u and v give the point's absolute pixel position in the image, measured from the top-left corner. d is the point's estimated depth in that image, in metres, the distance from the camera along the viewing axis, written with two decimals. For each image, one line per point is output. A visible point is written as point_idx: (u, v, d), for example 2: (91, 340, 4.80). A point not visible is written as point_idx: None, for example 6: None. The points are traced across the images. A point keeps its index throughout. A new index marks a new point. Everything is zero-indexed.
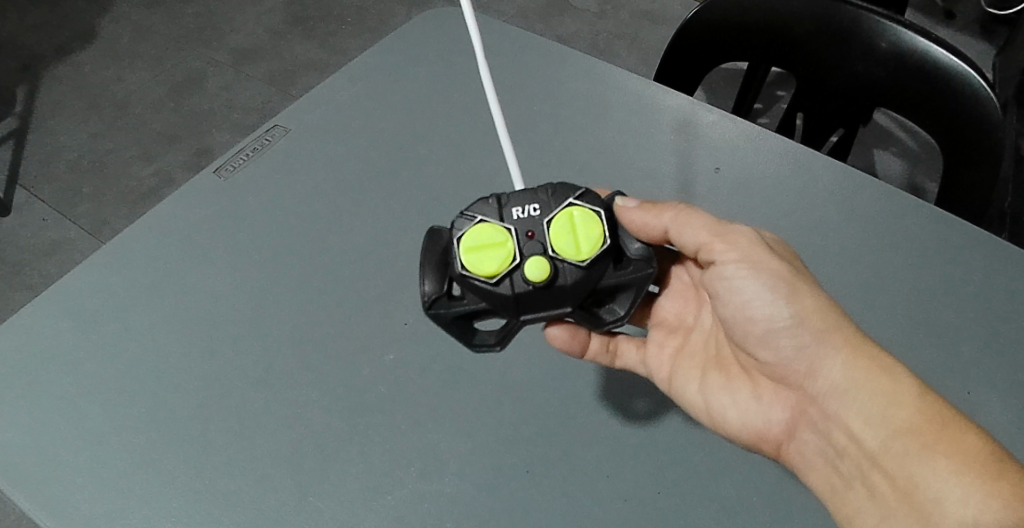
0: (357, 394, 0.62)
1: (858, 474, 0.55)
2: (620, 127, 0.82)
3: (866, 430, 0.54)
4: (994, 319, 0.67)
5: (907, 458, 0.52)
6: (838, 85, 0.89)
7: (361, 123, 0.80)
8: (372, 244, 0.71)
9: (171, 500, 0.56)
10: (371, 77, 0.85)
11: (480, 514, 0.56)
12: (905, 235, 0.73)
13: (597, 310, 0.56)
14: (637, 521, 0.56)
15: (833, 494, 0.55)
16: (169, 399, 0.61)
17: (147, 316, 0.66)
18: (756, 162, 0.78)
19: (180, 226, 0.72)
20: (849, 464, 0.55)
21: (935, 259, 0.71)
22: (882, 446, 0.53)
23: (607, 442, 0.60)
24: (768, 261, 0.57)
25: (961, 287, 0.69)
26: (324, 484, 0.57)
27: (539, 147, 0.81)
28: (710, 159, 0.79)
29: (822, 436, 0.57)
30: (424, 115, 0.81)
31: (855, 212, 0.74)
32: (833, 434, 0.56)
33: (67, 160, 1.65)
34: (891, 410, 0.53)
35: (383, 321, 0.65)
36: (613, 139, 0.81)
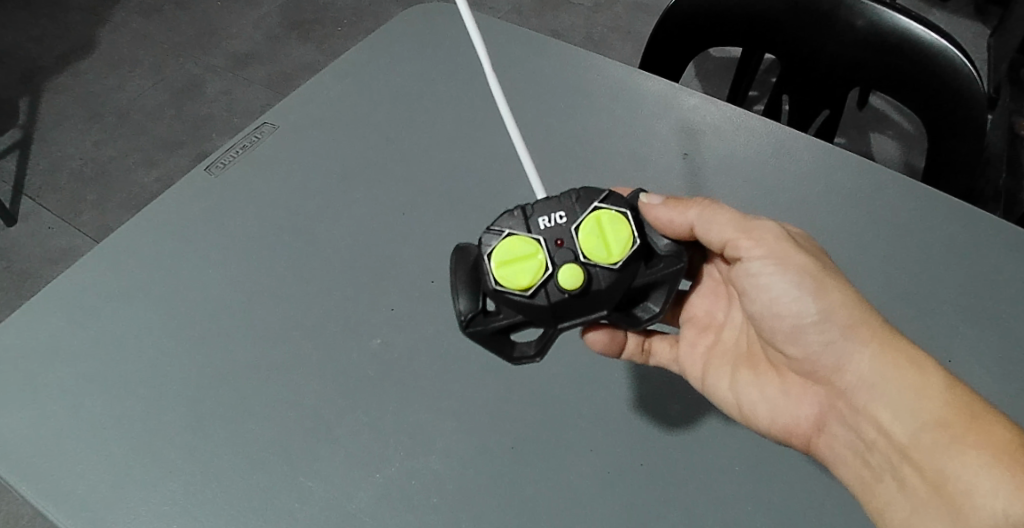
0: (346, 378, 0.63)
1: (889, 468, 0.54)
2: (600, 113, 0.83)
3: (896, 423, 0.53)
4: (973, 287, 0.68)
5: (937, 450, 0.51)
6: (815, 69, 0.90)
7: (347, 118, 0.82)
8: (361, 233, 0.72)
9: (167, 484, 0.58)
10: (358, 74, 0.87)
11: (465, 488, 0.58)
12: (883, 212, 0.73)
13: (632, 309, 0.54)
14: (619, 491, 0.58)
15: (864, 487, 0.55)
16: (167, 388, 0.63)
17: (143, 310, 0.68)
18: (736, 144, 0.79)
19: (174, 223, 0.74)
20: (879, 458, 0.54)
21: (911, 234, 0.72)
22: (912, 439, 0.52)
23: (592, 416, 0.62)
24: (797, 258, 0.55)
25: (941, 258, 0.70)
26: (316, 463, 0.59)
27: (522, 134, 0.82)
28: (683, 144, 0.80)
29: (851, 430, 0.56)
30: (409, 107, 0.83)
31: (835, 189, 0.75)
32: (863, 427, 0.55)
33: (71, 169, 1.68)
34: (919, 403, 0.52)
35: (371, 307, 0.67)
36: (593, 126, 0.82)
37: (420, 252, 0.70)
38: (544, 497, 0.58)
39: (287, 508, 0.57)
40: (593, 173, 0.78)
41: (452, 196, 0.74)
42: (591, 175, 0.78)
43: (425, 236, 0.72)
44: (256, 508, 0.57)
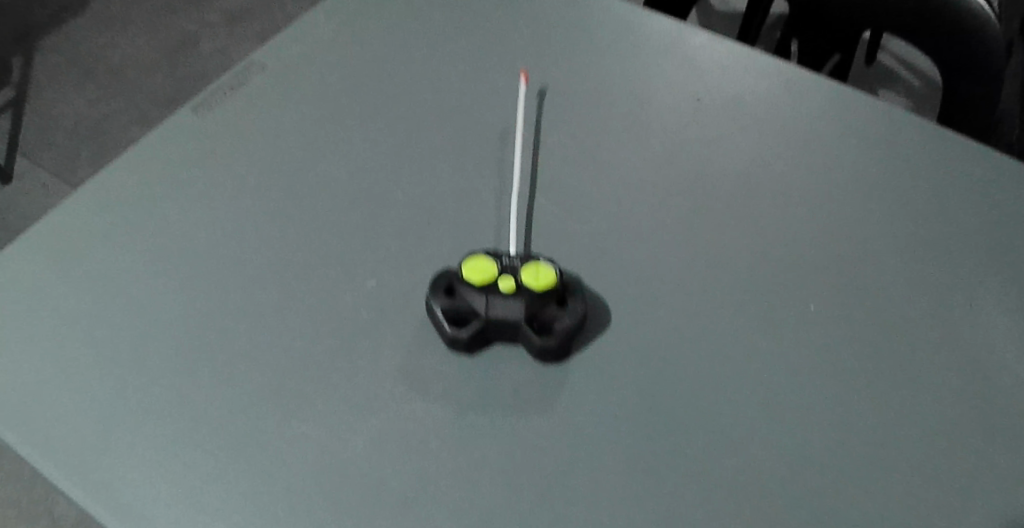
0: (337, 316, 0.56)
1: (948, 409, 0.52)
2: (607, 53, 0.78)
3: (943, 368, 0.54)
4: (1011, 226, 0.63)
5: (983, 393, 0.53)
6: (822, 14, 0.87)
7: (340, 61, 0.77)
8: (355, 175, 0.67)
9: (140, 427, 0.52)
10: (351, 16, 0.82)
11: (471, 432, 0.50)
12: (913, 148, 0.68)
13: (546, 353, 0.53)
14: (648, 433, 0.50)
15: (924, 427, 0.51)
16: (144, 326, 0.57)
17: (122, 244, 0.62)
18: (753, 82, 0.74)
19: (156, 163, 0.68)
20: (937, 401, 0.52)
21: (942, 174, 0.67)
22: (960, 381, 0.53)
23: (614, 351, 0.54)
24: (832, 216, 0.63)
25: (976, 196, 0.65)
26: (303, 405, 0.52)
27: (525, 69, 0.76)
28: (692, 86, 0.74)
29: (905, 376, 0.54)
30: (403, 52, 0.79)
31: (861, 126, 0.70)
32: (914, 371, 0.54)
33: (66, 128, 1.64)
34: (961, 346, 0.55)
35: (365, 247, 0.61)
36: (601, 65, 0.77)
37: (417, 192, 0.65)
38: (559, 439, 0.50)
39: (273, 451, 0.50)
40: (603, 111, 0.72)
41: (450, 139, 0.70)
42: (602, 113, 0.72)
43: (421, 181, 0.66)
44: (236, 454, 0.50)
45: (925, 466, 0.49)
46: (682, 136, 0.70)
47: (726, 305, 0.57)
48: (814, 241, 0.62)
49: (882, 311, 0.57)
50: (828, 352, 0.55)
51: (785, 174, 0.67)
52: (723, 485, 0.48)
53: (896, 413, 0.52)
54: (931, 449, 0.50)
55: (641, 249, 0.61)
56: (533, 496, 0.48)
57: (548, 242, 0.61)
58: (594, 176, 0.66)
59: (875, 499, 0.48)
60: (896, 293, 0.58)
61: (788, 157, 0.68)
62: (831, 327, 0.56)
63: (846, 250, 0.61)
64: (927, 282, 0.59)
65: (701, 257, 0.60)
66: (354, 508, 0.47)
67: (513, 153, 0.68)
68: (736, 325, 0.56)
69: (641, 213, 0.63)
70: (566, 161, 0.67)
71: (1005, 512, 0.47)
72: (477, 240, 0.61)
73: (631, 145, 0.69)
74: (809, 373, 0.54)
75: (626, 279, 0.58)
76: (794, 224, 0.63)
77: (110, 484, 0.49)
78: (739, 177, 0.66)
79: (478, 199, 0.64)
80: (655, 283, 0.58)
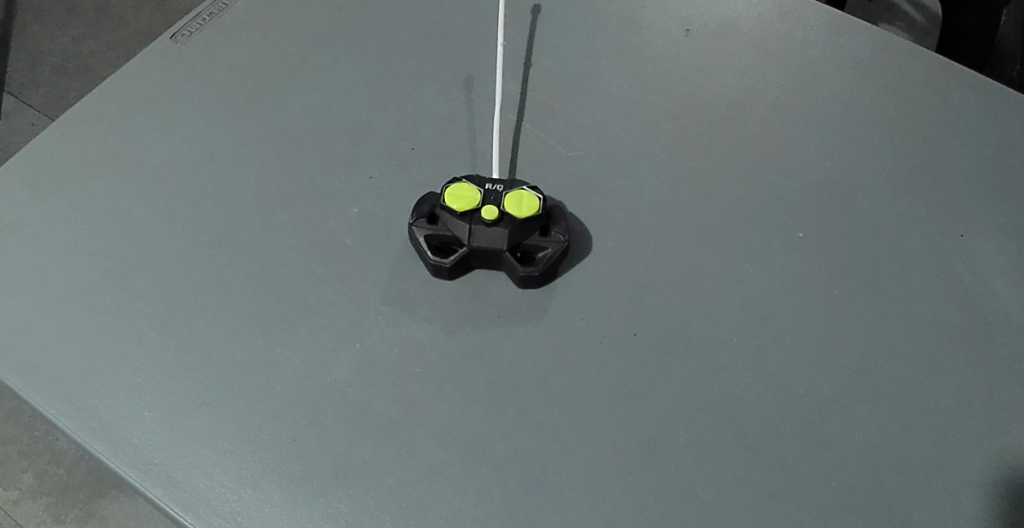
0: (320, 243, 0.53)
1: (933, 346, 0.53)
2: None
3: (933, 306, 0.54)
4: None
5: (969, 331, 0.53)
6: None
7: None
8: (333, 96, 0.61)
9: (122, 357, 0.50)
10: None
11: (459, 364, 0.49)
12: (936, 64, 0.64)
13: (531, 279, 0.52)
14: (635, 368, 0.50)
15: (908, 364, 0.52)
16: (118, 255, 0.54)
17: (89, 170, 0.58)
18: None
19: (126, 83, 0.62)
20: (923, 339, 0.53)
21: (964, 96, 0.62)
22: (948, 319, 0.54)
23: (605, 285, 0.53)
24: (841, 143, 0.60)
25: (996, 118, 0.61)
26: (288, 335, 0.50)
27: None
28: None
29: (894, 313, 0.54)
30: None
31: (882, 41, 0.65)
32: (904, 308, 0.54)
33: (52, 65, 1.59)
34: (954, 284, 0.55)
35: (347, 172, 0.56)
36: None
37: (402, 110, 0.60)
38: (548, 370, 0.50)
39: (261, 379, 0.49)
40: (607, 24, 0.66)
41: (437, 53, 0.63)
42: (605, 26, 0.66)
43: (405, 101, 0.60)
44: (222, 384, 0.49)
45: (904, 401, 0.51)
46: (692, 56, 0.64)
47: (721, 236, 0.56)
48: (818, 169, 0.59)
49: (879, 244, 0.56)
50: (822, 287, 0.54)
51: (794, 97, 0.62)
52: (708, 419, 0.49)
53: (881, 349, 0.52)
54: (912, 386, 0.51)
55: (637, 175, 0.58)
56: (518, 426, 0.48)
57: (540, 166, 0.57)
58: (593, 96, 0.61)
59: (848, 431, 0.49)
60: (895, 224, 0.57)
61: (801, 78, 0.63)
62: (825, 260, 0.55)
63: (849, 179, 0.59)
64: (928, 213, 0.58)
65: (698, 184, 0.58)
66: (344, 435, 0.47)
67: (507, 71, 0.62)
68: (731, 257, 0.55)
69: (640, 138, 0.59)
70: (563, 79, 0.62)
71: (975, 445, 0.49)
72: (467, 167, 0.57)
73: (636, 61, 0.63)
74: (800, 307, 0.53)
75: (622, 207, 0.56)
76: (798, 150, 0.60)
77: (102, 416, 0.48)
78: (747, 100, 0.62)
79: (468, 122, 0.59)
80: (651, 212, 0.56)
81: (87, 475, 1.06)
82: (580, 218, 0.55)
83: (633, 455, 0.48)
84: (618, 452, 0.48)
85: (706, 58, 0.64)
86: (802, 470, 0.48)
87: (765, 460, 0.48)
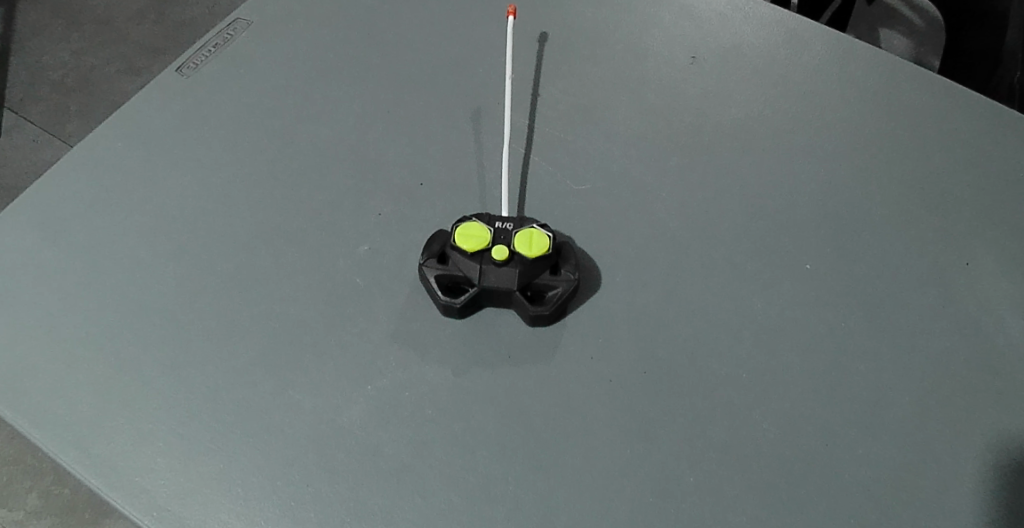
0: (330, 283, 0.53)
1: (949, 380, 0.52)
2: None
3: (946, 337, 0.54)
4: None
5: (984, 362, 0.53)
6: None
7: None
8: (341, 132, 0.61)
9: (135, 402, 0.50)
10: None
11: (469, 405, 0.49)
12: (942, 91, 0.64)
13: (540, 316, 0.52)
14: (647, 407, 0.50)
15: (923, 398, 0.51)
16: (127, 297, 0.54)
17: (98, 210, 0.58)
18: (774, 19, 0.67)
19: (135, 119, 0.62)
20: (938, 372, 0.52)
21: (970, 124, 0.62)
22: (962, 350, 0.53)
23: (615, 321, 0.53)
24: (851, 171, 0.60)
25: (1002, 144, 0.61)
26: (299, 377, 0.50)
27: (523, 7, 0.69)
28: (705, 27, 0.67)
29: (908, 346, 0.53)
30: None
31: (887, 67, 0.65)
32: (919, 340, 0.53)
33: (54, 81, 1.58)
34: (968, 314, 0.54)
35: (355, 208, 0.57)
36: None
37: (409, 145, 0.60)
38: (558, 410, 0.49)
39: (272, 423, 0.49)
40: (613, 54, 0.66)
41: (443, 87, 0.63)
42: (610, 56, 0.66)
43: (413, 136, 0.60)
44: (234, 428, 0.49)
45: (915, 436, 0.50)
46: (699, 85, 0.64)
47: (730, 267, 0.55)
48: (827, 198, 0.59)
49: (887, 273, 0.56)
50: (834, 320, 0.54)
51: (802, 125, 0.62)
52: (719, 457, 0.49)
53: (892, 383, 0.52)
54: (927, 420, 0.51)
55: (646, 208, 0.57)
56: (531, 468, 0.48)
57: (548, 201, 0.57)
58: (601, 128, 0.61)
59: (863, 468, 0.49)
60: (904, 253, 0.57)
61: (807, 106, 0.63)
62: (835, 292, 0.55)
63: (857, 208, 0.58)
64: (937, 241, 0.57)
65: (706, 215, 0.57)
66: (354, 479, 0.47)
67: (514, 104, 0.62)
68: (740, 289, 0.54)
69: (648, 170, 0.59)
70: (569, 111, 0.62)
71: (987, 482, 0.49)
72: (475, 202, 0.57)
73: (642, 91, 0.63)
74: (810, 341, 0.53)
75: (630, 241, 0.56)
76: (807, 179, 0.60)
77: (115, 463, 0.49)
78: (755, 129, 0.62)
79: (476, 157, 0.59)
80: (660, 245, 0.56)
81: (91, 496, 1.06)
82: (589, 254, 0.55)
83: (646, 496, 0.48)
84: (628, 493, 0.48)
85: (713, 88, 0.64)
86: (814, 508, 0.48)
87: (778, 499, 0.48)
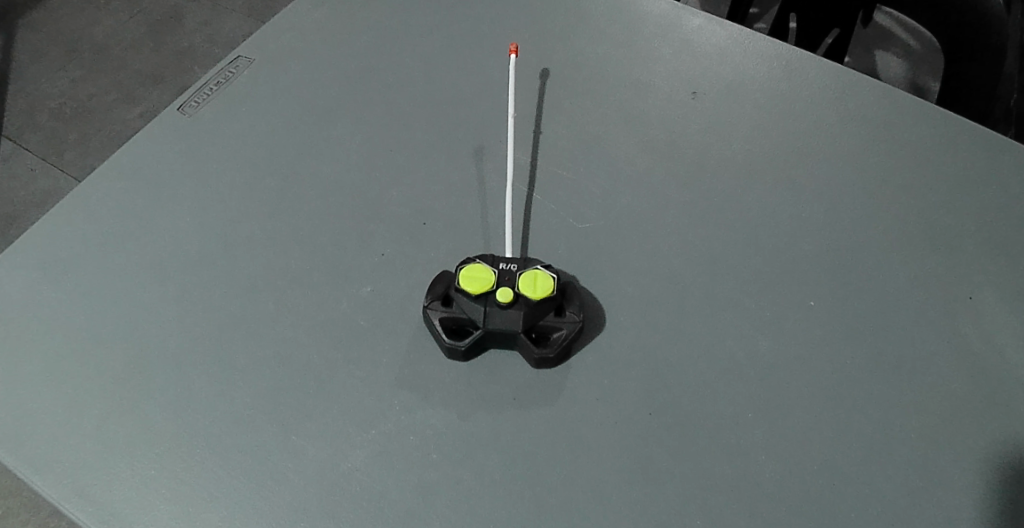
0: (333, 325, 0.53)
1: (959, 415, 0.51)
2: (615, 21, 0.71)
3: (955, 371, 0.53)
4: None
5: (995, 396, 0.52)
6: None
7: (325, 35, 0.70)
8: (343, 171, 0.61)
9: (137, 448, 0.50)
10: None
11: (475, 449, 0.49)
12: (940, 124, 0.64)
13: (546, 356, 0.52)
14: (653, 447, 0.49)
15: (935, 434, 0.51)
16: (129, 340, 0.54)
17: (100, 252, 0.58)
18: (772, 55, 0.68)
19: (137, 159, 0.62)
20: (948, 406, 0.52)
21: (969, 157, 0.63)
22: (972, 384, 0.53)
23: (620, 360, 0.52)
24: (852, 205, 0.60)
25: (1001, 176, 0.62)
26: (302, 421, 0.50)
27: (523, 45, 0.69)
28: (704, 62, 0.68)
29: (917, 380, 0.53)
30: (392, 21, 0.72)
31: (884, 101, 0.66)
32: (927, 374, 0.53)
33: (51, 109, 1.57)
34: (976, 347, 0.54)
35: (358, 249, 0.57)
36: (609, 36, 0.70)
37: (411, 184, 0.60)
38: (563, 452, 0.49)
39: (275, 468, 0.48)
40: (613, 90, 0.66)
41: (445, 125, 0.64)
42: (611, 92, 0.66)
43: (415, 174, 0.61)
44: (237, 475, 0.48)
45: (926, 473, 0.49)
46: (698, 120, 0.64)
47: (734, 304, 0.55)
48: (828, 233, 0.59)
49: (893, 308, 0.56)
50: (841, 355, 0.53)
51: (802, 160, 0.62)
52: (728, 498, 0.48)
53: (901, 418, 0.51)
54: (940, 457, 0.50)
55: (648, 245, 0.58)
56: (538, 512, 0.47)
57: (551, 239, 0.57)
58: (602, 164, 0.62)
59: (876, 508, 0.48)
60: (908, 287, 0.57)
61: (807, 140, 0.64)
62: (839, 327, 0.55)
63: (859, 242, 0.59)
64: (941, 274, 0.57)
65: (708, 251, 0.58)
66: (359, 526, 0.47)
67: (515, 141, 0.63)
68: (745, 326, 0.54)
69: (649, 207, 0.59)
70: (571, 147, 0.62)
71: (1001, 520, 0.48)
72: (478, 242, 0.57)
73: (643, 127, 0.64)
74: (817, 377, 0.52)
75: (633, 278, 0.56)
76: (808, 214, 0.60)
77: (118, 510, 0.48)
78: (755, 163, 0.62)
79: (478, 196, 0.59)
80: (663, 282, 0.56)
81: None
82: (593, 292, 0.55)
83: None
84: None
85: (713, 123, 0.64)
86: None
87: None
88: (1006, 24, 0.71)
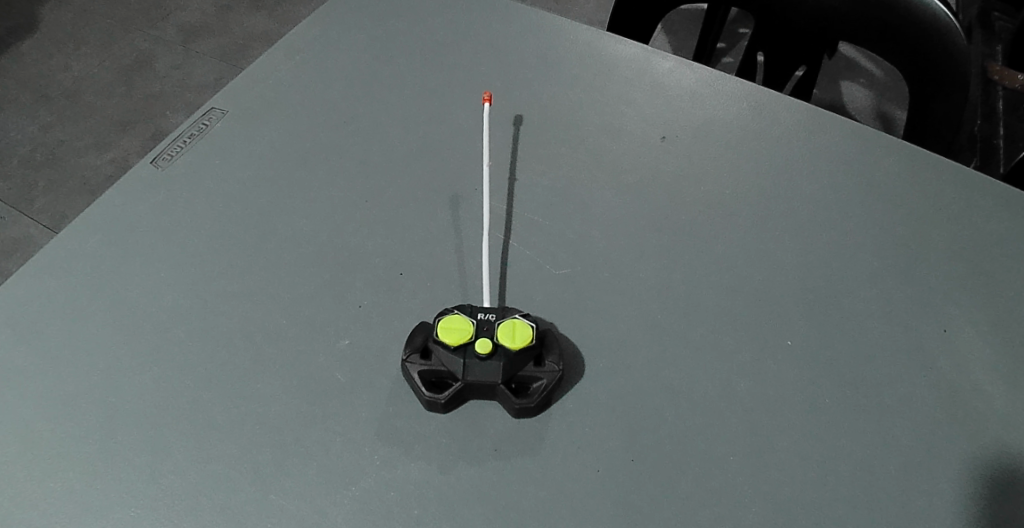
0: (312, 380, 0.53)
1: (937, 447, 0.52)
2: (586, 66, 0.73)
3: (930, 403, 0.54)
4: (999, 241, 0.62)
5: (969, 426, 0.53)
6: (767, 12, 0.84)
7: (300, 86, 0.71)
8: (319, 223, 0.61)
9: (107, 515, 0.48)
10: (309, 34, 0.75)
11: (457, 502, 0.48)
12: (901, 161, 0.66)
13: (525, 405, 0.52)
14: (637, 492, 0.49)
15: (914, 467, 0.51)
16: (100, 402, 0.52)
17: (69, 310, 0.56)
18: (740, 97, 0.70)
19: (109, 214, 0.62)
20: (925, 439, 0.52)
21: (932, 192, 0.64)
22: (947, 415, 0.53)
23: (600, 406, 0.52)
24: (822, 242, 0.61)
25: (963, 209, 0.63)
26: (280, 480, 0.49)
27: (496, 92, 0.70)
28: (674, 105, 0.69)
29: (893, 414, 0.53)
30: (365, 70, 0.73)
31: (849, 139, 0.67)
32: (903, 408, 0.53)
33: (20, 157, 1.55)
34: (948, 378, 0.55)
35: (336, 302, 0.56)
36: (581, 81, 0.71)
37: (387, 235, 0.60)
38: (545, 504, 0.48)
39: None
40: (587, 135, 0.67)
41: (420, 174, 0.64)
42: (584, 136, 0.67)
43: (391, 224, 0.61)
44: None
45: (908, 508, 0.49)
46: (670, 162, 0.66)
47: (712, 345, 0.56)
48: (801, 271, 0.60)
49: (867, 343, 0.56)
50: (818, 393, 0.54)
51: (772, 199, 0.64)
52: None
53: (880, 455, 0.51)
54: (920, 490, 0.50)
55: (625, 288, 0.58)
56: None
57: (529, 286, 0.58)
58: (577, 209, 0.62)
59: None
60: (881, 322, 0.57)
61: (777, 179, 0.65)
62: (816, 365, 0.55)
63: (832, 279, 0.59)
64: (911, 308, 0.58)
65: (685, 293, 0.58)
66: None
67: (490, 188, 0.63)
68: (723, 366, 0.55)
69: (625, 250, 0.60)
70: (546, 193, 0.63)
71: None
72: (457, 292, 0.57)
73: (616, 171, 0.65)
74: (797, 416, 0.53)
75: (612, 323, 0.56)
76: (780, 252, 0.61)
77: None
78: (727, 204, 0.63)
79: (455, 245, 0.59)
80: (641, 326, 0.56)
81: None
82: (572, 338, 0.55)
83: None
84: None
85: (685, 165, 0.66)
86: None
87: None
88: (967, 55, 0.72)
